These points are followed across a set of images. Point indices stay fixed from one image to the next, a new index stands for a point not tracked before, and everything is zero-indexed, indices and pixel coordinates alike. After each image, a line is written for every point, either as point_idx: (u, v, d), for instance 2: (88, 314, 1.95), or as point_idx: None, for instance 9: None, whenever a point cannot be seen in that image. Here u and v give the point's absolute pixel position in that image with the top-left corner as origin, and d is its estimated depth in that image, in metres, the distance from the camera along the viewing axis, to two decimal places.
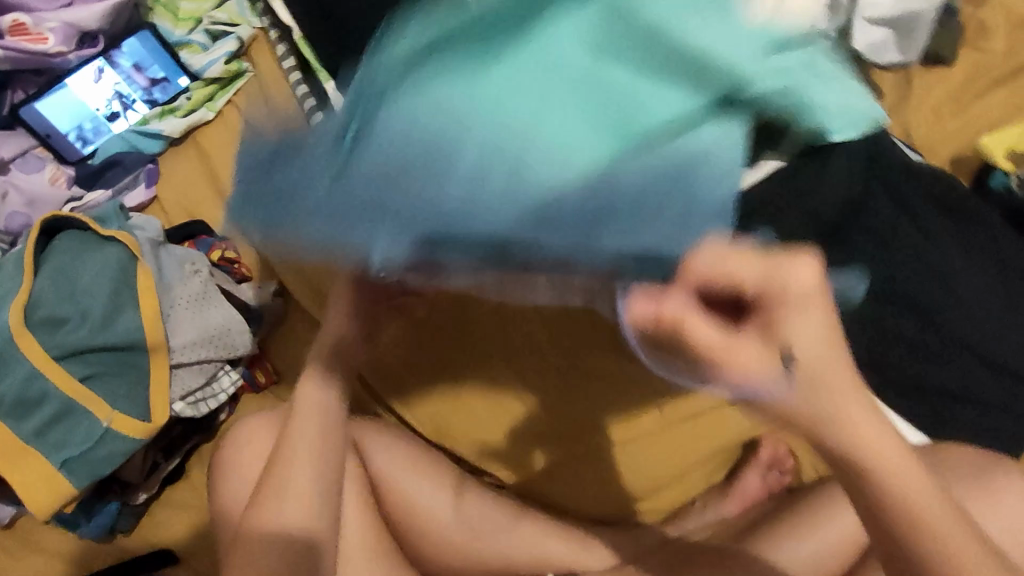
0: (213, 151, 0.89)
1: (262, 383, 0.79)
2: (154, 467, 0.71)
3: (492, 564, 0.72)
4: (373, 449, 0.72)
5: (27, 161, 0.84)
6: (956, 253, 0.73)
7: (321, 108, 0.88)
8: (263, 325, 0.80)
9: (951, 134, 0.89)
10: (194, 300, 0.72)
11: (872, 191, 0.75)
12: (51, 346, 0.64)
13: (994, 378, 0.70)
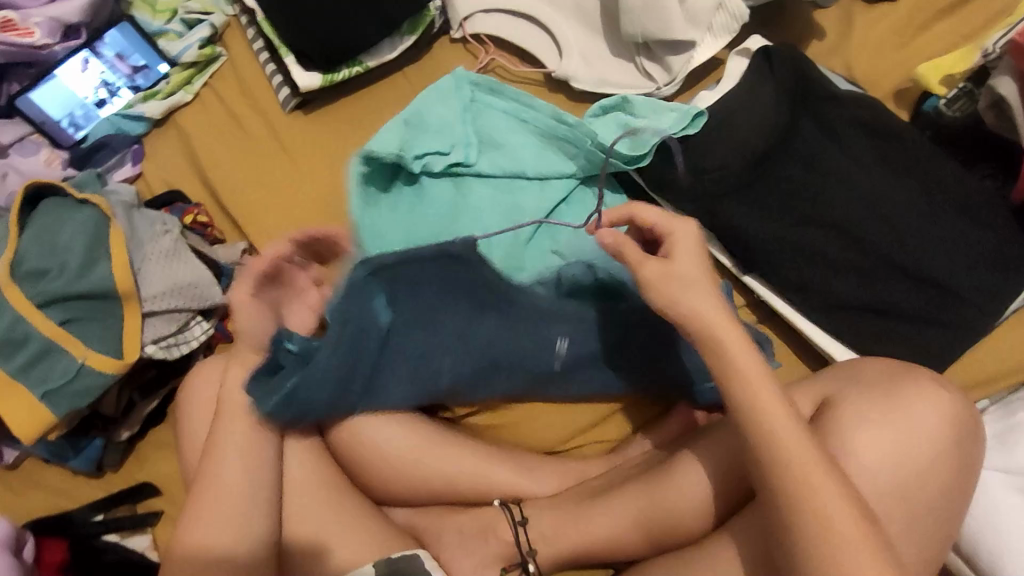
0: (190, 129, 0.97)
1: (234, 332, 0.85)
2: (132, 406, 0.79)
3: (436, 486, 0.75)
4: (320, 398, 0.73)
5: (24, 146, 0.93)
6: (879, 175, 0.77)
7: (285, 85, 0.95)
8: (234, 281, 0.88)
9: (899, 65, 0.88)
10: (165, 255, 0.79)
11: (798, 123, 0.80)
12: (33, 295, 0.72)
13: (917, 291, 0.74)
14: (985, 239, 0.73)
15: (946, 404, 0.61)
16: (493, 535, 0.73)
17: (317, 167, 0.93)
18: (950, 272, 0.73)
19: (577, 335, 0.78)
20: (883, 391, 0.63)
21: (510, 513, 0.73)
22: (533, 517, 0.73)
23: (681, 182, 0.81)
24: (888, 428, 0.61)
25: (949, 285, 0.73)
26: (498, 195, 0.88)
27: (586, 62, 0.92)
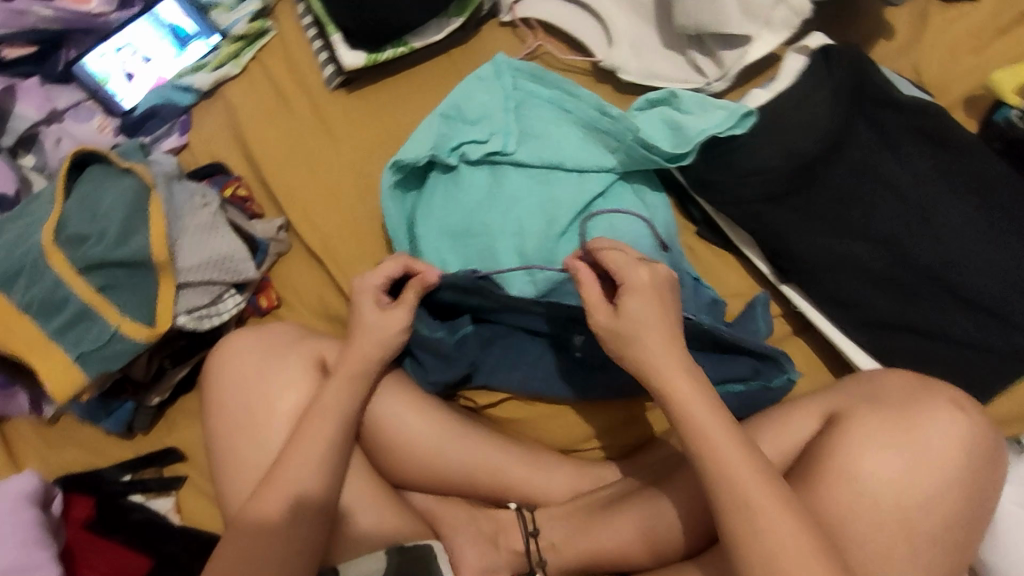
0: (237, 101, 0.98)
1: (265, 307, 0.87)
2: (162, 373, 0.80)
3: (458, 475, 0.74)
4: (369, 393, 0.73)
5: (79, 112, 0.95)
6: (934, 189, 0.72)
7: (330, 61, 0.95)
8: (269, 257, 0.89)
9: (971, 71, 0.82)
10: (202, 228, 0.81)
11: (852, 128, 0.76)
12: (74, 259, 0.74)
13: (967, 318, 0.70)
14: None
15: (957, 434, 0.62)
16: (502, 545, 0.72)
17: (357, 147, 0.93)
18: (1006, 298, 0.68)
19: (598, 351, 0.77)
20: (896, 411, 0.64)
21: (523, 525, 0.72)
22: (545, 528, 0.72)
23: (723, 186, 0.78)
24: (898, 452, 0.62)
25: (1003, 313, 0.69)
26: (535, 186, 0.86)
27: (634, 54, 0.88)
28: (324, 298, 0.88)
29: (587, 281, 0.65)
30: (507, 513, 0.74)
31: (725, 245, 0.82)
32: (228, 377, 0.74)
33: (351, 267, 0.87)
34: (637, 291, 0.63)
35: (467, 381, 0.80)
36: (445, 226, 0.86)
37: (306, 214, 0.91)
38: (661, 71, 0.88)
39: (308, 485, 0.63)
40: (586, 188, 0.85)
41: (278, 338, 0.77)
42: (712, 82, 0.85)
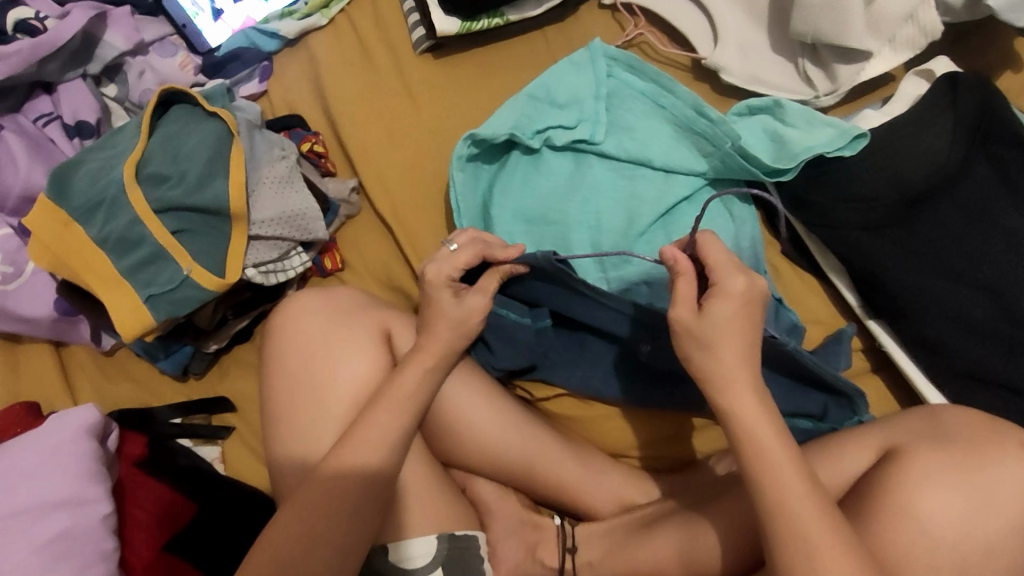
0: (321, 54, 0.95)
1: (328, 269, 0.86)
2: (224, 322, 0.80)
3: (510, 466, 0.73)
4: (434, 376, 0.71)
5: (164, 46, 0.94)
6: None
7: (421, 25, 0.92)
8: (339, 218, 0.88)
9: None
10: (279, 181, 0.79)
11: (970, 165, 0.72)
12: (152, 199, 0.74)
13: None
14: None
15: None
16: (538, 554, 0.71)
17: (438, 116, 0.90)
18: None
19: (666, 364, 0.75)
20: (961, 451, 0.58)
21: (561, 541, 0.72)
22: (583, 548, 0.71)
23: (821, 208, 0.75)
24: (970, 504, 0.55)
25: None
26: (618, 180, 0.83)
27: (740, 56, 0.84)
28: (388, 267, 0.86)
29: (687, 273, 0.58)
30: (550, 524, 0.73)
31: (812, 269, 0.79)
32: (291, 335, 0.73)
33: (419, 239, 0.85)
34: (729, 293, 0.57)
35: (528, 373, 0.78)
36: (521, 209, 0.83)
37: (379, 179, 0.88)
38: (767, 77, 0.84)
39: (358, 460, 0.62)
40: (672, 189, 0.82)
41: (340, 304, 0.76)
42: (821, 96, 0.81)
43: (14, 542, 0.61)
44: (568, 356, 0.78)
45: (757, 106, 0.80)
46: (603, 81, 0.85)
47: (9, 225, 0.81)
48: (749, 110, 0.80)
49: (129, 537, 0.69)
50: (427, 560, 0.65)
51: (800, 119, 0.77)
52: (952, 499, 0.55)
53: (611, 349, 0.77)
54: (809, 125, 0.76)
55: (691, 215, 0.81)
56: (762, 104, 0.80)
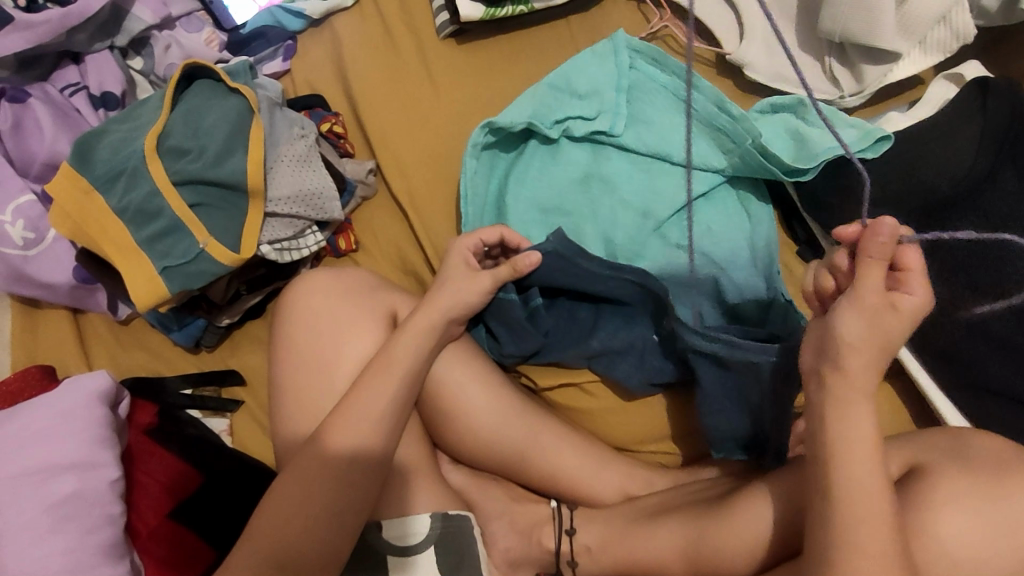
0: (345, 35, 0.95)
1: (342, 249, 0.86)
2: (237, 298, 0.81)
3: (508, 455, 0.73)
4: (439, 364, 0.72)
5: (190, 22, 0.94)
6: None
7: (446, 10, 0.92)
8: (355, 199, 0.88)
9: None
10: (297, 159, 0.80)
11: (999, 176, 0.70)
12: (171, 172, 0.75)
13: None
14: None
15: None
16: (534, 541, 0.72)
17: (458, 102, 0.90)
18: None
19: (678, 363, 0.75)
20: (994, 469, 0.55)
21: (560, 522, 0.72)
22: (581, 529, 0.71)
23: (839, 214, 0.74)
24: (981, 512, 0.53)
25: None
26: (636, 173, 0.83)
27: (765, 51, 0.83)
28: (401, 251, 0.87)
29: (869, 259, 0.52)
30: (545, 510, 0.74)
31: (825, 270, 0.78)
32: (300, 316, 0.74)
33: (434, 224, 0.86)
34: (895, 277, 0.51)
35: (533, 358, 0.78)
36: (537, 200, 0.83)
37: (397, 161, 0.88)
38: (791, 74, 0.82)
39: (364, 437, 0.63)
40: (689, 184, 0.81)
41: (351, 285, 0.76)
42: (847, 96, 0.79)
43: (26, 501, 0.62)
44: (574, 346, 0.76)
45: (778, 105, 0.79)
46: (625, 74, 0.85)
47: (32, 191, 0.82)
48: (771, 108, 0.79)
49: (136, 502, 0.71)
50: (422, 538, 0.66)
51: (822, 119, 0.76)
52: (964, 505, 0.53)
53: (622, 340, 0.75)
54: (833, 126, 0.75)
55: (707, 211, 0.80)
56: (783, 104, 0.79)
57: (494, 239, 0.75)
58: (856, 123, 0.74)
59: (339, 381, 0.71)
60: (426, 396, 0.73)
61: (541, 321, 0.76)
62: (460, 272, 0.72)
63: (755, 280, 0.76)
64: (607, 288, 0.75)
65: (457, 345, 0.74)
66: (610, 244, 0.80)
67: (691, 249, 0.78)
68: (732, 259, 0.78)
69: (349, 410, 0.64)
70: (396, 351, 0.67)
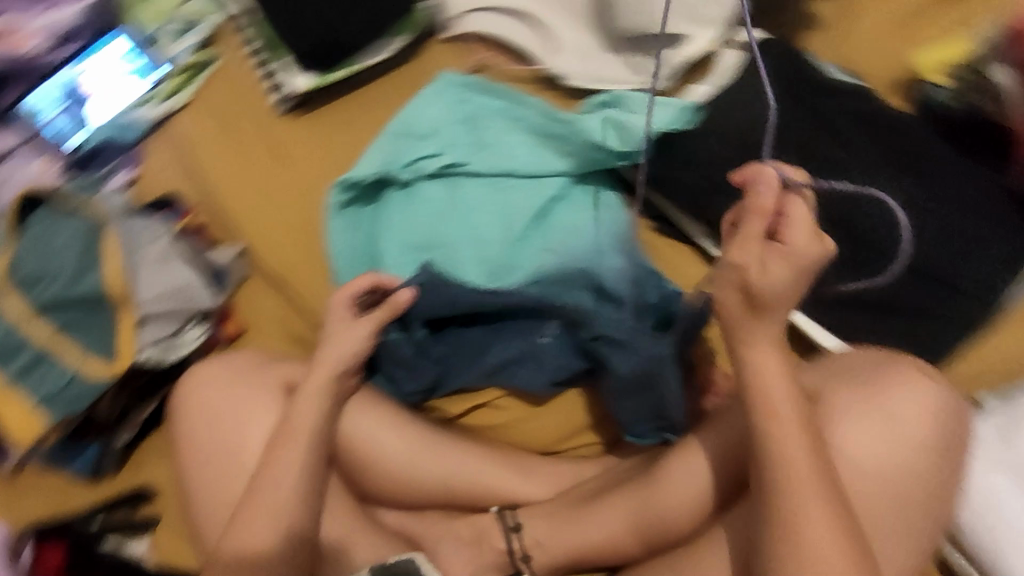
0: (186, 133, 0.97)
1: (228, 336, 0.86)
2: (127, 411, 0.79)
3: (434, 487, 0.74)
4: (344, 417, 0.74)
5: (24, 154, 0.93)
6: (883, 169, 0.74)
7: (279, 87, 0.96)
8: (230, 284, 0.88)
9: (896, 56, 0.86)
10: (158, 259, 0.80)
11: (797, 115, 0.78)
12: (30, 303, 0.74)
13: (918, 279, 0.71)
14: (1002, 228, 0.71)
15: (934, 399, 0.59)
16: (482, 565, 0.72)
17: (312, 169, 0.93)
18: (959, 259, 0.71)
19: (572, 359, 0.77)
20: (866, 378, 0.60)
21: (504, 521, 0.72)
22: (526, 523, 0.72)
23: (675, 182, 0.81)
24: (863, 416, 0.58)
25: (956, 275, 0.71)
26: (492, 195, 0.87)
27: (577, 59, 0.91)
28: (288, 323, 0.87)
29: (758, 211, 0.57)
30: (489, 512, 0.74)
31: (681, 236, 0.84)
32: (194, 408, 0.73)
33: (315, 289, 0.87)
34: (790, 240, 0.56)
35: (436, 391, 0.79)
36: (407, 242, 0.86)
37: (265, 240, 0.90)
38: (604, 73, 0.90)
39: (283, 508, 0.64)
40: (541, 193, 0.86)
41: (240, 367, 0.75)
42: (656, 81, 0.87)
43: None
44: (473, 369, 0.78)
45: (600, 103, 0.86)
46: (458, 109, 0.90)
47: None
48: (596, 106, 0.86)
49: None
50: None
51: (639, 106, 0.84)
52: (846, 410, 0.58)
53: (514, 350, 0.78)
54: (648, 110, 0.83)
55: (565, 211, 0.85)
56: (604, 100, 0.86)
57: (366, 287, 0.76)
58: (666, 100, 0.83)
59: (249, 464, 0.70)
60: (342, 453, 0.74)
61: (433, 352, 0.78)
62: (345, 326, 0.74)
63: (626, 263, 0.80)
64: (486, 305, 0.78)
65: (358, 395, 0.75)
66: (484, 266, 0.84)
67: (557, 252, 0.83)
68: (599, 250, 0.82)
69: (266, 483, 0.65)
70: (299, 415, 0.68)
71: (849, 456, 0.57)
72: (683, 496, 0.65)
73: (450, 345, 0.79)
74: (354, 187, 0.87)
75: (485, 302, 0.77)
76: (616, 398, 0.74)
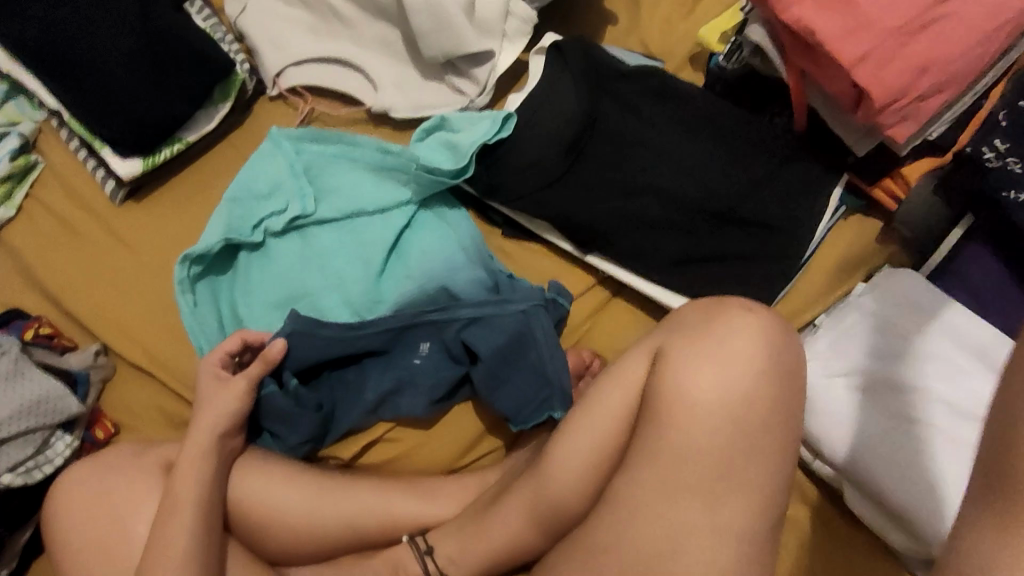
0: (20, 243, 0.93)
1: (103, 439, 0.83)
2: (3, 542, 0.75)
3: (339, 533, 0.74)
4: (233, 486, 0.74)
5: None
6: (681, 139, 0.82)
7: (110, 176, 0.94)
8: (95, 386, 0.85)
9: (685, 35, 0.95)
10: (5, 377, 0.76)
11: (603, 106, 0.84)
12: None
13: (731, 229, 0.80)
14: (789, 166, 0.81)
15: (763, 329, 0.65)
16: None
17: (160, 252, 0.91)
18: (761, 202, 0.79)
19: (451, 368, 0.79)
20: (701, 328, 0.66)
21: (416, 547, 0.73)
22: (438, 544, 0.74)
23: (508, 188, 0.85)
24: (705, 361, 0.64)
25: (763, 217, 0.79)
26: (344, 238, 0.88)
27: (400, 92, 0.94)
28: (165, 409, 0.85)
29: None
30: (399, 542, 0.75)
31: (528, 236, 0.88)
32: (72, 516, 0.70)
33: (186, 368, 0.86)
34: None
35: (327, 436, 0.80)
36: (268, 302, 0.86)
37: (124, 331, 0.87)
38: (427, 100, 0.93)
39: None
40: (390, 226, 0.88)
41: (115, 465, 0.73)
42: (475, 98, 0.91)
43: None
44: (355, 410, 0.79)
45: (427, 129, 0.89)
46: (295, 161, 0.91)
47: None
48: (424, 133, 0.89)
49: None
50: None
51: (464, 123, 0.87)
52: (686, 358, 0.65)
53: (390, 378, 0.79)
54: (472, 127, 0.86)
55: (417, 238, 0.88)
56: (431, 126, 0.89)
57: (236, 347, 0.76)
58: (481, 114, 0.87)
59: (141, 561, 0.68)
60: (240, 522, 0.74)
61: (310, 400, 0.78)
62: (216, 392, 0.73)
63: (482, 275, 0.84)
64: (353, 339, 0.79)
65: (244, 461, 0.75)
66: (348, 307, 0.85)
67: (415, 279, 0.85)
68: (455, 267, 0.85)
69: (161, 572, 0.64)
70: (178, 489, 0.68)
71: (693, 396, 0.63)
72: (572, 477, 0.68)
73: (330, 389, 0.80)
74: (202, 260, 0.86)
75: (353, 339, 0.79)
76: (497, 395, 0.77)
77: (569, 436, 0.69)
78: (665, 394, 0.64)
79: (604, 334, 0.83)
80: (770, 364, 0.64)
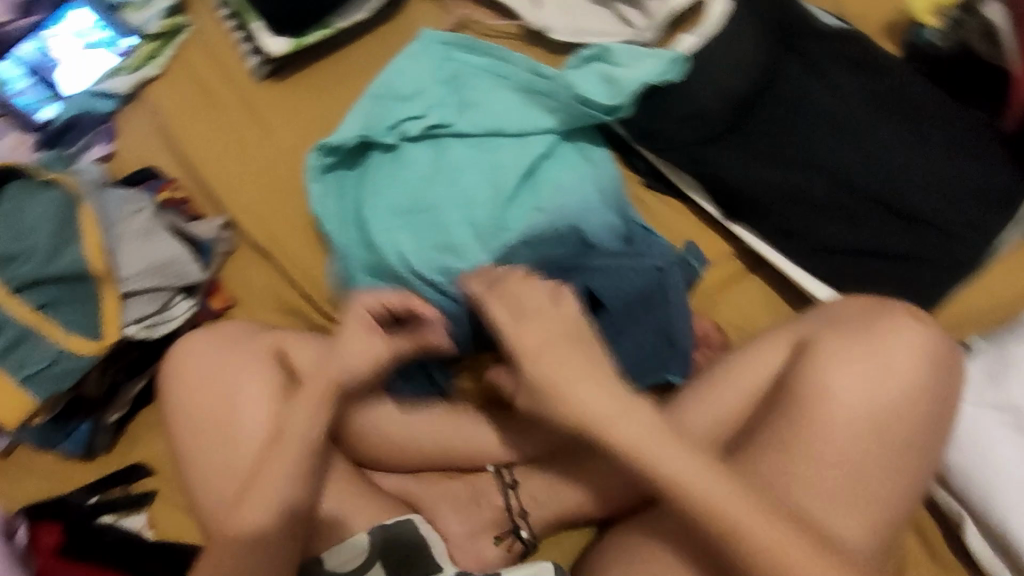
0: (161, 104, 0.94)
1: (218, 309, 0.85)
2: (119, 388, 0.78)
3: (432, 449, 0.74)
4: None
5: None
6: (866, 113, 0.74)
7: (255, 52, 0.93)
8: (217, 256, 0.86)
9: (885, 0, 0.85)
10: (140, 233, 0.78)
11: (783, 64, 0.77)
12: (8, 279, 0.71)
13: (908, 224, 0.71)
14: (989, 168, 0.72)
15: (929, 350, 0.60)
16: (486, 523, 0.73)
17: (293, 138, 0.91)
18: (947, 201, 0.71)
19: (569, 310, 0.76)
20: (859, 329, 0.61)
21: (500, 479, 0.74)
22: (523, 481, 0.74)
23: (663, 136, 0.79)
24: (860, 367, 0.59)
25: (946, 217, 0.71)
26: (478, 156, 0.84)
27: (562, 12, 0.88)
28: (278, 294, 0.86)
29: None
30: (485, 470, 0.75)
31: (671, 190, 0.83)
32: (186, 386, 0.72)
33: (304, 258, 0.86)
34: None
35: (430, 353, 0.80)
36: (391, 206, 0.83)
37: (250, 210, 0.88)
38: (591, 25, 0.87)
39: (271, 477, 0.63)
40: (529, 150, 0.83)
41: (233, 338, 0.74)
42: (643, 31, 0.85)
43: None
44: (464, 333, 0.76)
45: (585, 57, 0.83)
46: (444, 71, 0.88)
47: None
48: (582, 61, 0.83)
49: None
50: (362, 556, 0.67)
51: (627, 55, 0.81)
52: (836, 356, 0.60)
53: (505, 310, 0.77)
54: (636, 62, 0.80)
55: (556, 169, 0.83)
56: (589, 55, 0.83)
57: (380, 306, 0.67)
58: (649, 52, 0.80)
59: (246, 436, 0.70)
60: None
61: (422, 319, 0.78)
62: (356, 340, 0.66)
63: (615, 222, 0.80)
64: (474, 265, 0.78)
65: None
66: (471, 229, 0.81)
67: (545, 212, 0.81)
68: (588, 209, 0.81)
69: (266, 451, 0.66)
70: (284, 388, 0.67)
71: (839, 400, 0.59)
72: None
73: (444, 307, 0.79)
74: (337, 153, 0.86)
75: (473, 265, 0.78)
76: (610, 351, 0.73)
77: (688, 404, 0.66)
78: (807, 388, 0.60)
79: (734, 308, 0.78)
80: (926, 388, 0.59)
